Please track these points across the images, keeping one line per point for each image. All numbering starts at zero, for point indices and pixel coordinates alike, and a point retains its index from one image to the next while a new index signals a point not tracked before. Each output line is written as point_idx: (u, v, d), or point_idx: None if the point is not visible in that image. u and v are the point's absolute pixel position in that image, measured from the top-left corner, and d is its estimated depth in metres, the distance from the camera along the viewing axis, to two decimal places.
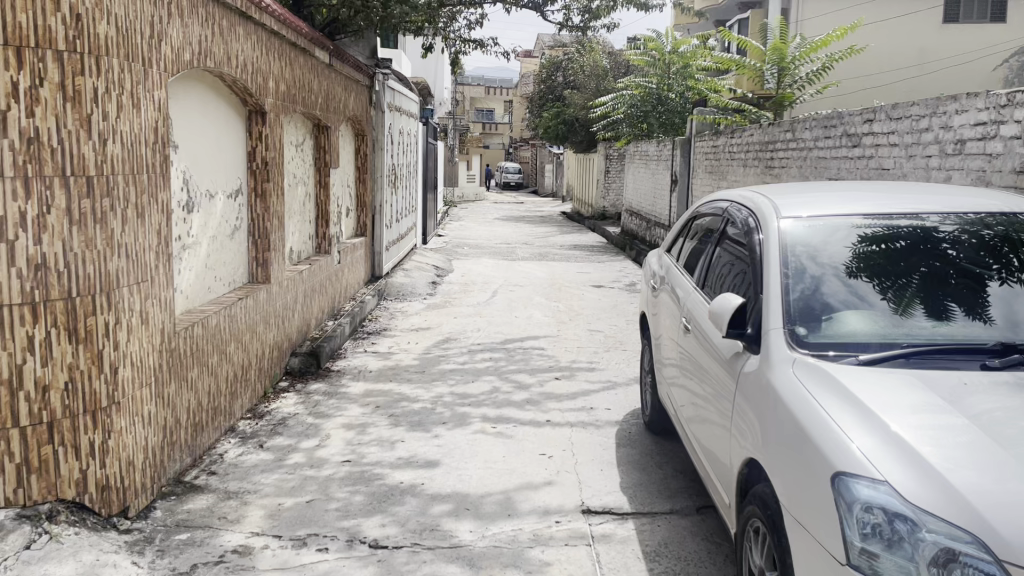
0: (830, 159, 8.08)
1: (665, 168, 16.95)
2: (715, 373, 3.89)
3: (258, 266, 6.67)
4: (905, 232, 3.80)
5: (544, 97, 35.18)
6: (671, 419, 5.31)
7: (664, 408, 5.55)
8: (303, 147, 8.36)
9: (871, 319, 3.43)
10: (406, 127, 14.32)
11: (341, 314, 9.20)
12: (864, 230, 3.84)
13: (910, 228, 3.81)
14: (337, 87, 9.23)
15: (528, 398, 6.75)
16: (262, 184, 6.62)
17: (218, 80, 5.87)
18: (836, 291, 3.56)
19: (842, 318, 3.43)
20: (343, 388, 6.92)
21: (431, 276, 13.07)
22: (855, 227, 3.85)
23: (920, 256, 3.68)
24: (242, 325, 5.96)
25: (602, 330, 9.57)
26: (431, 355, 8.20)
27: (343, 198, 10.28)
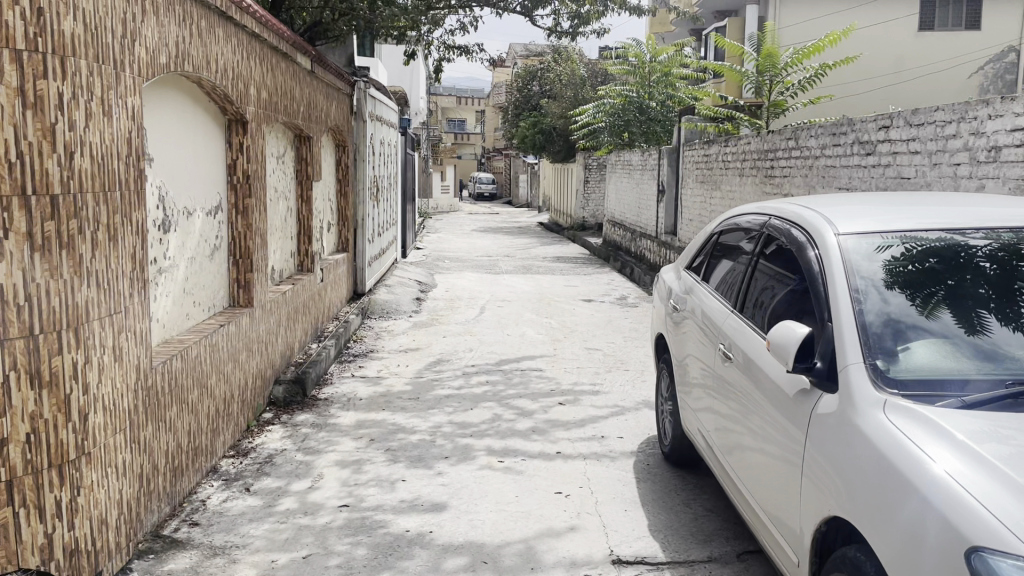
0: (841, 168, 7.74)
1: (651, 178, 16.61)
2: (767, 411, 3.46)
3: (239, 289, 6.15)
4: (931, 249, 3.38)
5: (520, 107, 34.87)
6: (702, 452, 4.88)
7: (691, 439, 5.12)
8: (284, 160, 7.86)
9: (914, 353, 2.98)
10: (386, 137, 13.83)
11: (326, 336, 8.68)
12: (888, 251, 3.41)
13: (935, 245, 3.40)
14: (319, 96, 8.73)
15: (533, 427, 6.29)
16: (243, 199, 6.11)
17: (196, 86, 5.36)
18: (882, 317, 3.12)
19: (888, 355, 2.97)
20: (332, 419, 6.41)
21: (415, 292, 12.57)
22: (877, 249, 3.42)
23: (950, 276, 3.26)
24: (223, 354, 5.44)
25: (600, 348, 9.15)
26: (424, 380, 7.71)
27: (325, 212, 9.76)
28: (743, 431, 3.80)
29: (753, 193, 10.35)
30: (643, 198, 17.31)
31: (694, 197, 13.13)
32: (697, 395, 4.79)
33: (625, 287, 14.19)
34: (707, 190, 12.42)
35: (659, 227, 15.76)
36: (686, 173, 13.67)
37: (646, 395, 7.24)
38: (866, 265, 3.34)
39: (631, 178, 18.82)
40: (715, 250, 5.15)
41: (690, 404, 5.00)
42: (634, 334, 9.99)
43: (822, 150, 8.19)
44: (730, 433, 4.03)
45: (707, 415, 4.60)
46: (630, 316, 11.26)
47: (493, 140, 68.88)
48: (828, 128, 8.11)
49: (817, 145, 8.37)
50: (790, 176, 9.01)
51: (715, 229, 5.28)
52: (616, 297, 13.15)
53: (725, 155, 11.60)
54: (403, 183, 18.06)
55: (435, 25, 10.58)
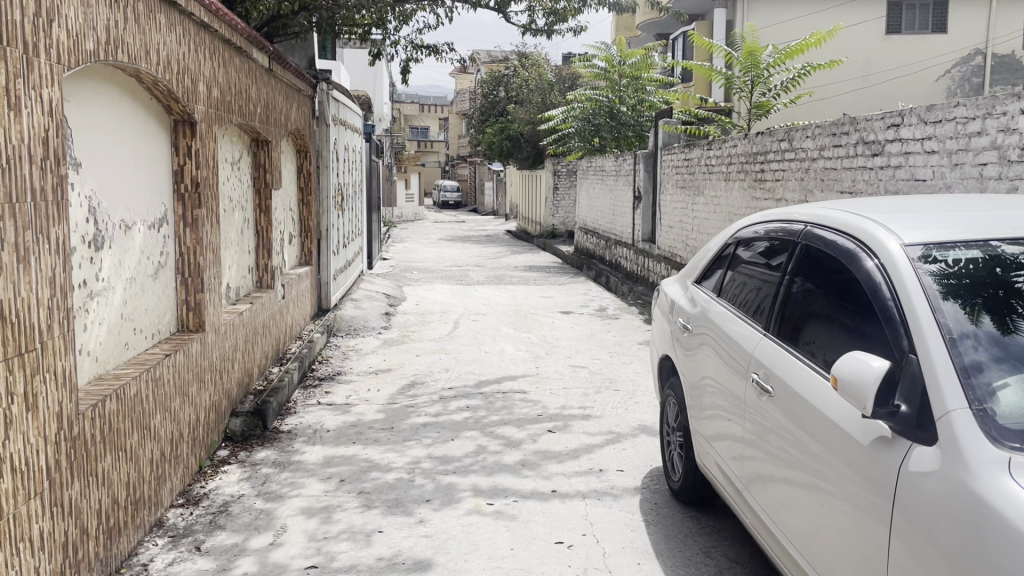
0: (842, 170, 7.27)
1: (626, 184, 16.11)
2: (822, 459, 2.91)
3: (188, 310, 5.45)
4: (976, 261, 2.86)
5: (486, 113, 34.29)
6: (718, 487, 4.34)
7: (704, 472, 4.57)
8: (240, 166, 7.16)
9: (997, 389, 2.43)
10: (351, 143, 13.13)
11: (288, 357, 7.98)
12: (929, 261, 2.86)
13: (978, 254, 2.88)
14: (279, 97, 8.04)
15: (521, 460, 5.67)
16: (193, 210, 5.42)
17: (135, 80, 4.68)
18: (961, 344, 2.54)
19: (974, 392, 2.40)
20: (297, 456, 5.72)
21: (383, 307, 11.88)
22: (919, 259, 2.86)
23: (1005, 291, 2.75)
24: (170, 389, 4.75)
25: (585, 366, 8.56)
26: (398, 406, 7.05)
27: (286, 223, 9.05)
28: (784, 478, 3.23)
29: (740, 198, 9.85)
30: (617, 205, 16.80)
31: (674, 203, 12.63)
32: (713, 428, 4.23)
33: (603, 298, 13.64)
34: (688, 196, 11.91)
35: (635, 234, 15.25)
36: (664, 179, 13.16)
37: (641, 419, 6.66)
38: (936, 280, 2.78)
39: (603, 184, 18.32)
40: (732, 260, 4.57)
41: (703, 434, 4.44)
42: (619, 349, 9.42)
43: (819, 152, 7.70)
44: (763, 476, 3.47)
45: (727, 452, 4.04)
46: (613, 330, 10.69)
47: (457, 148, 68.24)
48: (826, 128, 7.61)
49: (813, 147, 7.87)
50: (784, 180, 8.52)
51: (729, 238, 4.73)
52: (595, 308, 12.59)
53: (708, 159, 11.10)
54: (368, 192, 17.36)
55: (403, 22, 9.95)
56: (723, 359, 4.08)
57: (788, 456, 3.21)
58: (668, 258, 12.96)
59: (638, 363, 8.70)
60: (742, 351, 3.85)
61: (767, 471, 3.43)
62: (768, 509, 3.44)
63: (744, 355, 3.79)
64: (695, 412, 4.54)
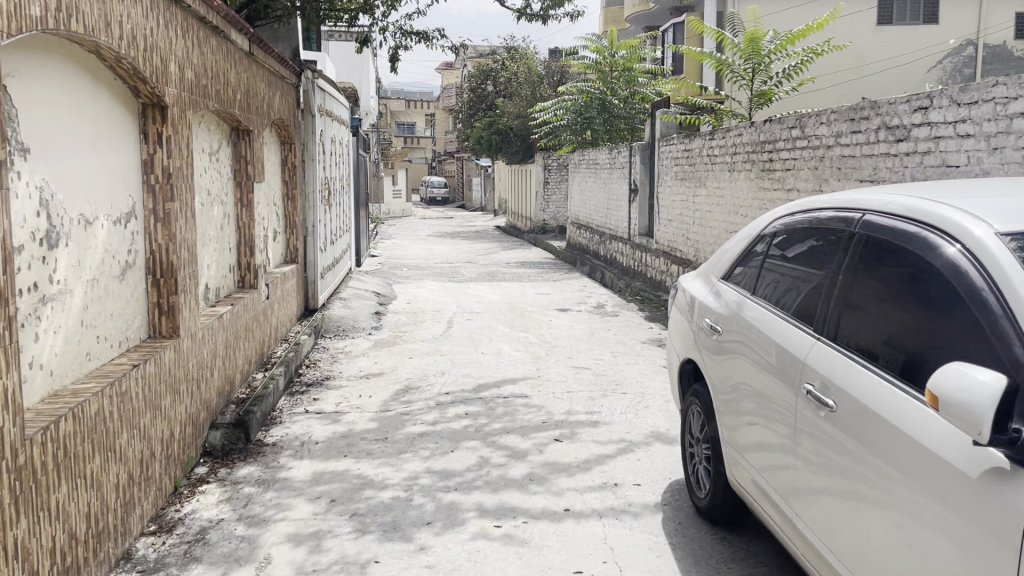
0: (863, 157, 6.82)
1: (621, 177, 15.61)
2: (910, 500, 2.48)
3: (161, 315, 4.94)
4: None
5: (474, 106, 33.76)
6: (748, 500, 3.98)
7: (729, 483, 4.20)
8: (218, 157, 6.64)
9: None
10: (337, 135, 12.58)
11: (273, 362, 7.48)
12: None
13: None
14: (260, 83, 7.51)
15: (529, 474, 5.19)
16: (164, 204, 4.90)
17: (94, 57, 4.17)
18: None
19: None
20: (282, 472, 5.23)
21: (373, 306, 11.36)
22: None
23: None
24: (138, 404, 4.25)
25: (589, 367, 8.07)
26: (391, 414, 6.55)
27: (269, 218, 8.53)
28: (853, 506, 2.81)
29: (747, 189, 9.38)
30: (612, 199, 16.31)
31: (674, 196, 12.15)
32: (745, 434, 3.83)
33: (601, 295, 13.16)
34: (690, 187, 11.43)
35: (632, 228, 14.77)
36: (663, 171, 12.68)
37: (654, 426, 6.19)
38: None
39: (597, 177, 17.83)
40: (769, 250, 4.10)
41: (732, 441, 4.04)
42: (622, 349, 8.95)
43: (836, 138, 7.24)
44: (818, 499, 3.07)
45: (761, 462, 3.65)
46: (614, 329, 10.22)
47: (444, 143, 67.59)
48: (844, 113, 7.14)
49: (830, 134, 7.39)
50: (796, 169, 8.05)
51: (764, 230, 4.26)
52: (593, 305, 12.11)
53: (710, 149, 10.62)
54: (355, 186, 16.80)
55: (390, 6, 9.42)
56: (763, 365, 3.64)
57: (859, 481, 2.78)
58: (668, 253, 12.50)
59: (645, 364, 8.23)
60: (789, 358, 3.41)
61: (826, 495, 3.01)
62: (823, 537, 3.04)
63: (793, 362, 3.36)
64: (726, 422, 4.10)
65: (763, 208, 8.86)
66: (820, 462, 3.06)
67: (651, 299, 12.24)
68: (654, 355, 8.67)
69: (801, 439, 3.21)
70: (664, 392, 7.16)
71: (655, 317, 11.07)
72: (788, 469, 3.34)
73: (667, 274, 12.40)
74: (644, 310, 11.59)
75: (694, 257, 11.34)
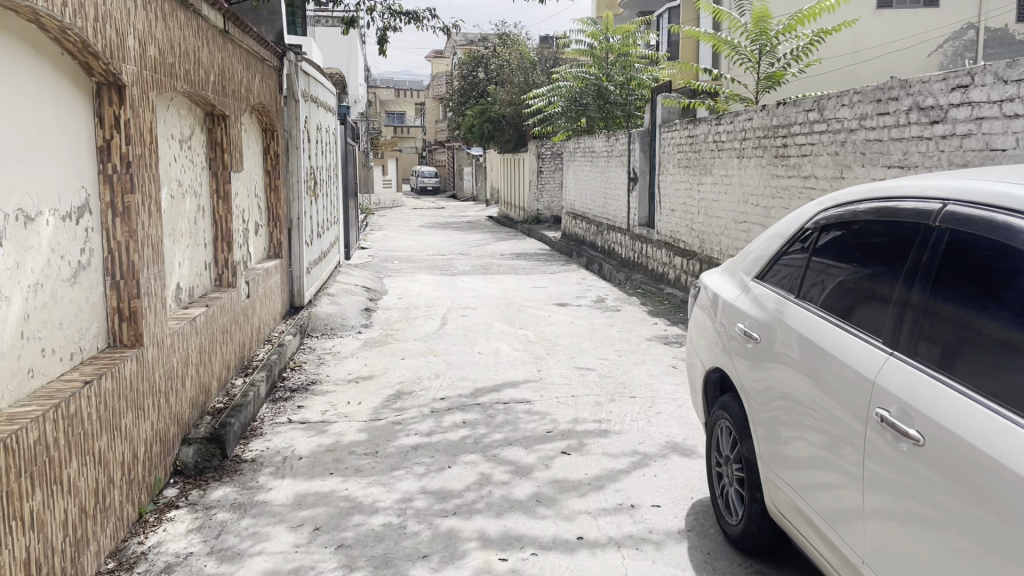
0: (892, 141, 6.33)
1: (619, 165, 15.09)
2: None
3: (121, 321, 4.39)
4: None
5: (465, 93, 33.16)
6: (784, 524, 3.50)
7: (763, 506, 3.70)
8: (191, 144, 6.08)
9: None
10: (324, 123, 12.01)
11: (254, 366, 6.94)
12: None
13: None
14: (237, 64, 6.95)
15: (535, 494, 4.67)
16: (124, 196, 4.34)
17: (35, 25, 3.61)
18: None
19: None
20: (261, 495, 4.71)
21: (362, 303, 10.82)
22: None
23: None
24: (91, 425, 3.71)
25: (593, 368, 7.57)
26: (382, 423, 6.02)
27: (250, 210, 7.98)
28: (920, 543, 2.36)
29: (758, 176, 8.87)
30: (610, 188, 15.79)
31: (677, 184, 11.63)
32: (785, 450, 3.33)
33: (600, 288, 12.65)
34: (694, 175, 10.91)
35: (631, 218, 14.26)
36: (665, 159, 12.17)
37: (669, 436, 5.69)
38: None
39: (594, 166, 17.29)
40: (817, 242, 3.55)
41: (768, 456, 3.54)
42: (627, 347, 8.44)
43: (860, 122, 6.74)
44: (880, 544, 2.58)
45: (806, 485, 3.15)
46: (617, 325, 9.71)
47: (435, 132, 66.86)
48: (869, 94, 6.65)
49: (853, 116, 6.90)
50: (814, 155, 7.54)
51: (807, 224, 3.69)
52: (593, 299, 11.59)
53: (716, 135, 10.10)
54: (344, 176, 16.22)
55: None
56: (806, 375, 3.16)
57: (929, 513, 2.34)
58: (671, 244, 11.99)
59: (653, 364, 7.73)
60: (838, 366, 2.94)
61: (885, 526, 2.56)
62: None
63: (844, 371, 2.88)
64: (762, 442, 3.59)
65: (776, 197, 8.36)
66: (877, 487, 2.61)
67: (654, 292, 11.74)
68: (661, 353, 8.17)
69: (854, 460, 2.76)
70: (676, 396, 6.67)
71: (659, 311, 10.57)
72: (838, 494, 2.88)
73: (669, 266, 11.90)
74: (646, 304, 11.09)
75: (699, 248, 10.84)
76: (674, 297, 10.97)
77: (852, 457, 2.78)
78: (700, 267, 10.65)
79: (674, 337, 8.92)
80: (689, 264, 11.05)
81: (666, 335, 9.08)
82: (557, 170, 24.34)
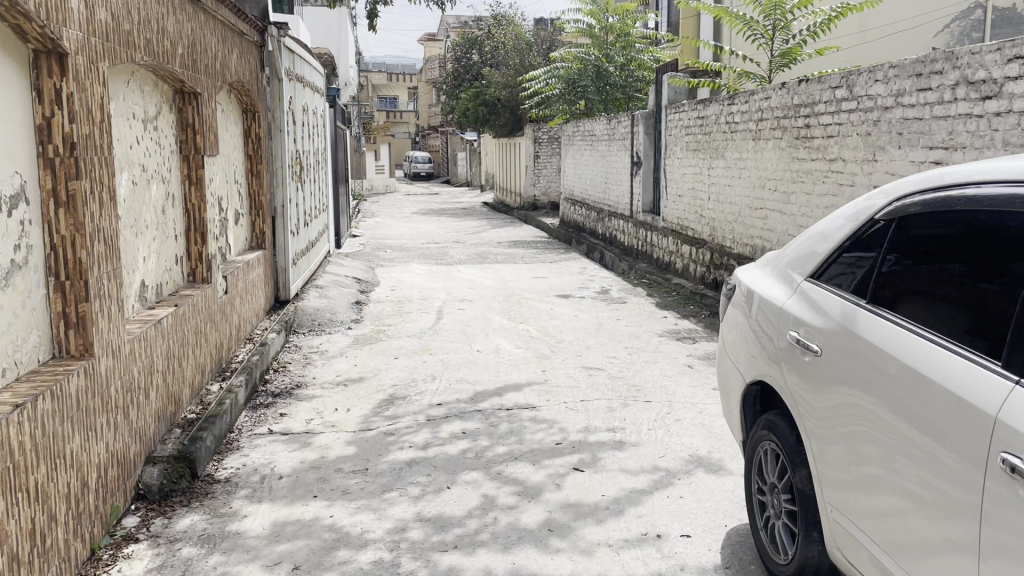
0: (935, 120, 5.75)
1: (622, 149, 14.47)
2: None
3: (68, 328, 3.78)
4: None
5: (460, 76, 32.43)
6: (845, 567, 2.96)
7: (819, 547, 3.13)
8: (157, 125, 5.47)
9: None
10: (311, 105, 11.36)
11: (233, 369, 6.36)
12: None
13: None
14: (212, 38, 6.33)
15: (546, 522, 4.10)
16: (68, 183, 3.72)
17: None
18: None
19: None
20: (233, 525, 4.12)
21: (353, 296, 10.21)
22: None
23: None
24: (21, 457, 3.11)
25: (602, 368, 6.99)
26: (373, 434, 5.44)
27: (228, 198, 7.37)
28: None
29: (775, 159, 8.29)
30: (611, 173, 15.19)
31: (685, 169, 11.03)
32: (857, 482, 2.78)
33: (603, 278, 12.06)
34: (704, 160, 10.31)
35: (634, 204, 13.66)
36: (672, 142, 11.56)
37: (692, 449, 5.12)
38: None
39: (594, 150, 16.65)
40: (893, 236, 2.96)
41: (830, 487, 2.98)
42: (636, 344, 7.86)
43: (897, 99, 6.18)
44: None
45: (885, 527, 2.61)
46: (624, 319, 9.13)
47: (428, 117, 66.00)
48: (907, 68, 6.06)
49: (889, 93, 6.31)
50: (842, 136, 6.96)
51: (878, 215, 3.08)
52: (597, 291, 11.01)
53: (728, 115, 9.49)
54: (334, 161, 15.56)
55: None
56: (865, 387, 2.74)
57: (1016, 544, 2.02)
58: (678, 231, 11.40)
59: (666, 363, 7.15)
60: (905, 372, 2.55)
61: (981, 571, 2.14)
62: None
63: (913, 380, 2.50)
64: (820, 469, 3.05)
65: (797, 181, 7.78)
66: (950, 512, 2.29)
67: (660, 283, 11.15)
68: (674, 351, 7.59)
69: (936, 489, 2.34)
70: (695, 401, 6.10)
71: (667, 303, 10.00)
72: (915, 525, 2.45)
73: (676, 255, 11.32)
74: (654, 296, 10.52)
75: (709, 237, 10.25)
76: (682, 288, 10.39)
77: (934, 484, 2.36)
78: (710, 256, 10.07)
79: (686, 333, 8.34)
80: (698, 253, 10.46)
81: (677, 330, 8.50)
82: (554, 154, 23.88)
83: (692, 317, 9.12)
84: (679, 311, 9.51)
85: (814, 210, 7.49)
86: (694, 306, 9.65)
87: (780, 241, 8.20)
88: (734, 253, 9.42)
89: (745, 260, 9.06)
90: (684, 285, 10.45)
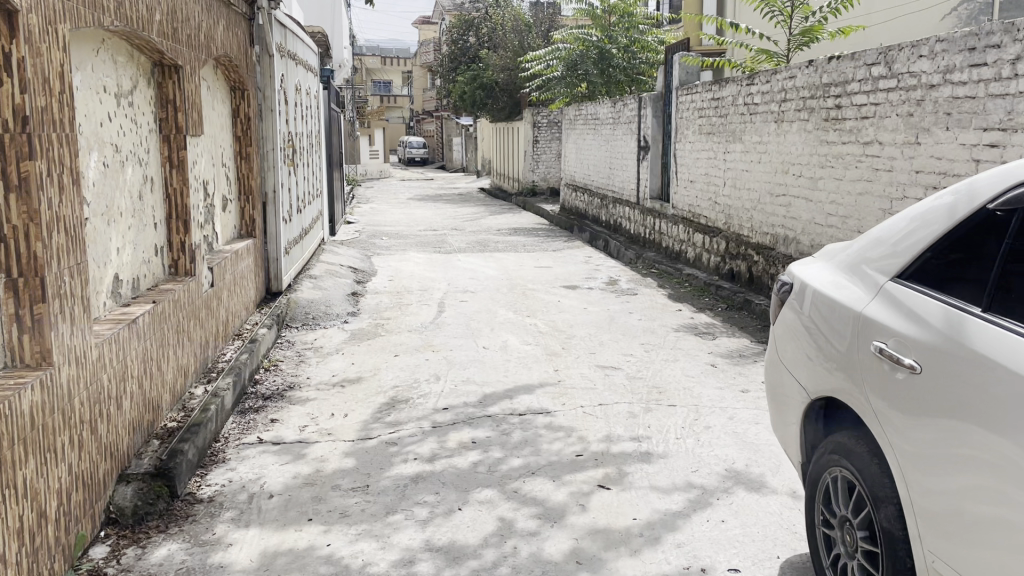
0: (992, 98, 5.24)
1: (627, 133, 13.92)
2: None
3: (21, 333, 3.25)
4: None
5: (456, 59, 31.78)
6: None
7: None
8: (131, 100, 4.92)
9: None
10: (305, 85, 10.78)
11: (219, 370, 5.83)
12: None
13: None
14: (195, 6, 5.79)
15: (574, 553, 3.60)
16: (20, 164, 3.18)
17: None
18: None
19: None
20: (217, 556, 3.61)
21: (349, 287, 9.68)
22: None
23: None
24: None
25: (619, 368, 6.49)
26: (374, 444, 4.93)
27: (214, 182, 6.82)
28: None
29: (800, 143, 7.77)
30: (616, 157, 14.65)
31: (698, 153, 10.51)
32: (965, 529, 2.31)
33: (610, 268, 11.54)
34: (720, 143, 9.78)
35: (641, 191, 13.13)
36: (684, 125, 11.03)
37: (728, 462, 4.61)
38: None
39: (597, 135, 16.09)
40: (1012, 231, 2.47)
41: (923, 529, 2.52)
42: (653, 340, 7.36)
43: (945, 76, 5.69)
44: None
45: None
46: (637, 312, 8.62)
47: (422, 102, 65.20)
48: (958, 41, 5.55)
49: (935, 70, 5.81)
50: (880, 117, 6.45)
51: (992, 205, 2.58)
52: (605, 281, 10.49)
53: (746, 96, 8.97)
54: (327, 145, 14.97)
55: None
56: (972, 410, 2.29)
57: None
58: (689, 219, 10.88)
59: (687, 362, 6.65)
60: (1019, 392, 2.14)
61: None
62: None
63: None
64: (910, 507, 2.58)
65: (826, 166, 7.27)
66: None
67: (671, 273, 10.64)
68: (694, 348, 7.09)
69: None
70: (724, 405, 5.60)
71: (680, 295, 9.49)
72: None
73: (687, 244, 10.82)
74: (665, 287, 10.01)
75: (724, 225, 9.74)
76: (695, 279, 9.89)
77: None
78: (725, 245, 9.56)
79: (704, 328, 7.84)
80: (712, 243, 9.95)
81: (695, 325, 8.00)
82: (554, 139, 23.28)
83: (709, 311, 8.62)
84: (694, 303, 9.00)
85: (845, 197, 6.99)
86: (709, 298, 9.16)
87: (806, 230, 7.70)
88: (752, 242, 8.91)
89: (765, 249, 8.55)
90: (697, 276, 9.94)
